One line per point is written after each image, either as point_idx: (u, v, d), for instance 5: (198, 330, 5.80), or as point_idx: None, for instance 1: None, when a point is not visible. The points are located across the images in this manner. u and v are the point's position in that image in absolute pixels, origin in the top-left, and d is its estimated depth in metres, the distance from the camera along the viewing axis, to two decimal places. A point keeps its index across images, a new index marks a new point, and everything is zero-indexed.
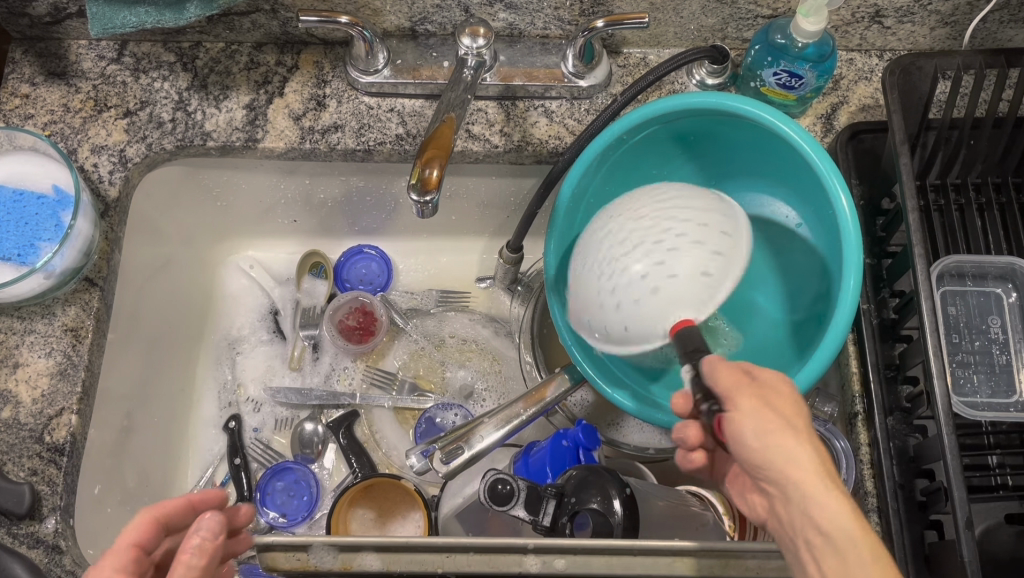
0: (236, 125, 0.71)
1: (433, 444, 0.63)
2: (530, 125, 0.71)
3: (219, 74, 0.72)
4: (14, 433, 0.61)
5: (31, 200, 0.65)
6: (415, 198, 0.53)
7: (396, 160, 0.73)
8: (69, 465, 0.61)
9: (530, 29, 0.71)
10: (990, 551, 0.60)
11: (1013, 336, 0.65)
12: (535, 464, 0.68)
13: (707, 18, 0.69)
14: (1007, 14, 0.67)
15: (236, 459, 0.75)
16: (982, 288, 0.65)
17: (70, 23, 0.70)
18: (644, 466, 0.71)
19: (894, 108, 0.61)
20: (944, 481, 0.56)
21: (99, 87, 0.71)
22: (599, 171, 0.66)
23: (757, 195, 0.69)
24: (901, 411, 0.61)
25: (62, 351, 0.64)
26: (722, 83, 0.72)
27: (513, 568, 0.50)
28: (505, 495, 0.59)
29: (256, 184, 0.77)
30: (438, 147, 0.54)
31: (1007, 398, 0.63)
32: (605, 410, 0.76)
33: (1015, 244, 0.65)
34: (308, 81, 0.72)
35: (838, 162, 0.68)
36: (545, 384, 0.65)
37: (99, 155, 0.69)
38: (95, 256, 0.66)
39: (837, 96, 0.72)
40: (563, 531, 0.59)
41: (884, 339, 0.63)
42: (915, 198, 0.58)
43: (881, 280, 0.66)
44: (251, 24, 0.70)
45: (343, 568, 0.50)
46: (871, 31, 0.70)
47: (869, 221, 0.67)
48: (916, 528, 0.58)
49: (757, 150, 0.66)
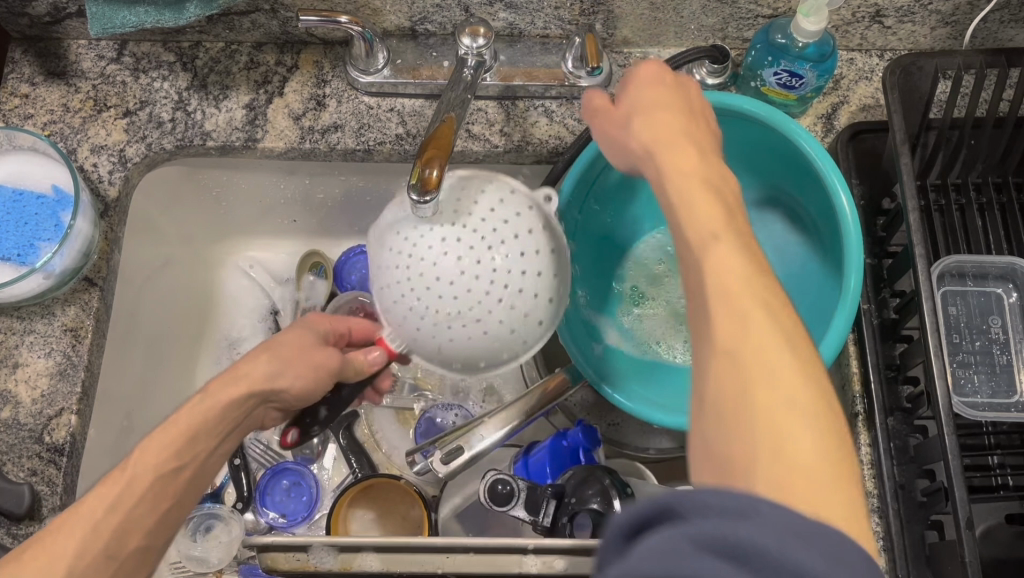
0: (236, 124, 0.71)
1: (433, 444, 0.63)
2: (530, 125, 0.71)
3: (219, 74, 0.72)
4: (14, 433, 0.61)
5: (31, 200, 0.65)
6: (415, 197, 0.50)
7: (396, 160, 0.73)
8: (69, 465, 0.61)
9: (530, 29, 0.71)
10: (990, 552, 0.60)
11: (1013, 336, 0.65)
12: (535, 464, 0.68)
13: (707, 18, 0.69)
14: (1007, 14, 0.67)
15: (236, 459, 0.74)
16: (983, 288, 0.65)
17: (70, 23, 0.70)
18: (644, 466, 0.72)
19: (894, 108, 0.61)
20: (944, 481, 0.56)
21: (98, 87, 0.71)
22: (599, 171, 0.66)
23: (758, 196, 0.70)
24: (901, 410, 0.61)
25: (62, 351, 0.63)
26: (722, 83, 0.72)
27: (512, 569, 0.50)
28: (505, 495, 0.59)
29: (257, 183, 0.77)
30: (438, 147, 0.54)
31: (1008, 398, 0.63)
32: (607, 409, 0.75)
33: (1015, 244, 0.65)
34: (308, 81, 0.72)
35: (838, 162, 0.68)
36: (546, 382, 0.64)
37: (98, 155, 0.69)
38: (95, 255, 0.66)
39: (838, 95, 0.71)
40: (563, 532, 0.58)
41: (884, 339, 0.63)
42: (914, 198, 0.58)
43: (882, 280, 0.66)
44: (250, 24, 0.70)
45: (343, 569, 0.50)
46: (871, 31, 0.70)
47: (870, 222, 0.67)
48: (916, 528, 0.58)
49: (755, 150, 0.66)
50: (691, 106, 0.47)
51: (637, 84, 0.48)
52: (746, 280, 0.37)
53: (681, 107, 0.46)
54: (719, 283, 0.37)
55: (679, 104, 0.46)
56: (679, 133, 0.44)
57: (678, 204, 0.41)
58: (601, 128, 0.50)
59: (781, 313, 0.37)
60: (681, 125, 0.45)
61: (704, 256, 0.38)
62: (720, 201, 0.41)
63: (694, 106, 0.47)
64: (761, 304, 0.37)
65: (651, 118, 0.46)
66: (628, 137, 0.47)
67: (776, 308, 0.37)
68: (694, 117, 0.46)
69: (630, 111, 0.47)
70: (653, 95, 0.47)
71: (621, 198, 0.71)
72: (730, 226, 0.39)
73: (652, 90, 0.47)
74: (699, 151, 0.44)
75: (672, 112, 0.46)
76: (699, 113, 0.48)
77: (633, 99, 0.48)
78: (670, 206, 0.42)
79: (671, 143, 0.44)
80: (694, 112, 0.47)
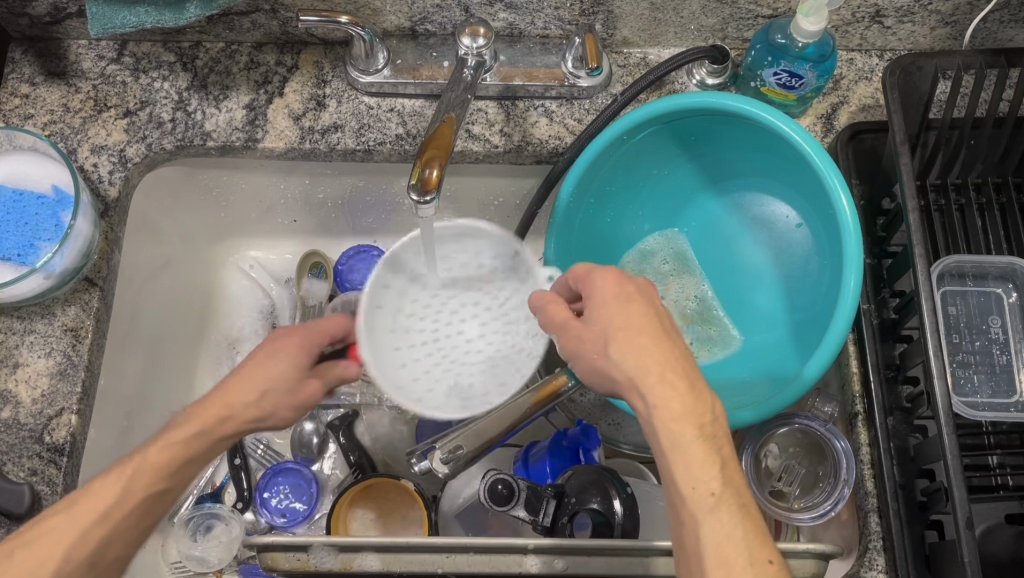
0: (236, 125, 0.71)
1: (433, 443, 0.62)
2: (530, 125, 0.71)
3: (219, 74, 0.72)
4: (14, 432, 0.61)
5: (31, 200, 0.65)
6: (415, 197, 0.53)
7: (396, 161, 0.73)
8: (69, 465, 0.61)
9: (530, 29, 0.71)
10: (990, 552, 0.60)
11: (1013, 336, 0.65)
12: (535, 465, 0.68)
13: (707, 18, 0.69)
14: (1006, 14, 0.67)
15: (235, 459, 0.74)
16: (983, 288, 0.65)
17: (70, 24, 0.70)
18: (644, 466, 0.72)
19: (893, 108, 0.61)
20: (944, 481, 0.56)
21: (99, 87, 0.71)
22: (597, 172, 0.66)
23: (756, 195, 0.70)
24: (901, 410, 0.61)
25: (62, 351, 0.64)
26: (722, 83, 0.72)
27: (513, 569, 0.50)
28: (505, 496, 0.59)
29: (257, 183, 0.77)
30: (438, 146, 0.54)
31: (1007, 398, 0.63)
32: (608, 409, 0.75)
33: (1015, 244, 0.65)
34: (308, 81, 0.72)
35: (838, 162, 0.68)
36: (546, 383, 0.64)
37: (98, 155, 0.69)
38: (95, 256, 0.66)
39: (838, 96, 0.72)
40: (563, 532, 0.58)
41: (884, 339, 0.63)
42: (914, 198, 0.58)
43: (881, 280, 0.66)
44: (251, 24, 0.70)
45: (343, 568, 0.50)
46: (871, 31, 0.70)
47: (870, 222, 0.67)
48: (916, 528, 0.58)
49: (756, 151, 0.66)
50: (660, 323, 0.47)
51: (605, 303, 0.48)
52: (741, 548, 0.41)
53: (656, 329, 0.46)
54: (719, 555, 0.41)
55: (656, 325, 0.46)
56: (668, 362, 0.45)
57: (676, 459, 0.43)
58: (565, 341, 0.50)
59: None
60: (635, 316, 0.47)
61: (702, 522, 0.41)
62: (716, 452, 0.43)
63: (663, 318, 0.48)
64: (748, 554, 0.40)
65: (629, 344, 0.46)
66: (609, 366, 0.46)
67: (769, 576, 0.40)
68: (665, 331, 0.47)
69: (605, 334, 0.47)
70: (623, 316, 0.47)
71: (619, 198, 0.71)
72: (726, 484, 0.42)
73: (620, 309, 0.47)
74: (691, 391, 0.44)
75: (657, 341, 0.46)
76: (670, 317, 0.48)
77: (604, 321, 0.47)
78: (664, 454, 0.43)
79: (661, 380, 0.44)
80: (668, 327, 0.47)
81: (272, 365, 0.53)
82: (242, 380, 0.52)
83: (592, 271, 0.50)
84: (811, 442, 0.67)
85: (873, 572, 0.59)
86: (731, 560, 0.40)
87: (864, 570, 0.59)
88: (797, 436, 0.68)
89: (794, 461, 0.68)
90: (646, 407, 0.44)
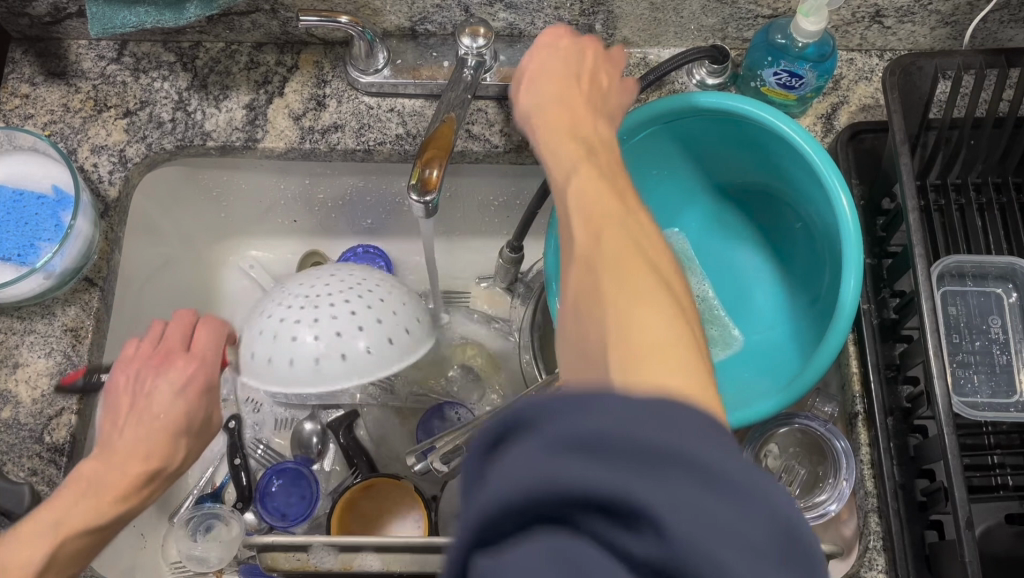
0: (236, 125, 0.71)
1: (433, 444, 0.62)
2: None
3: (219, 74, 0.72)
4: (14, 433, 0.61)
5: (31, 200, 0.65)
6: (416, 198, 0.53)
7: (396, 161, 0.73)
8: (70, 465, 0.61)
9: (530, 29, 0.71)
10: (990, 552, 0.60)
11: (1013, 336, 0.65)
12: None
13: (707, 18, 0.69)
14: (1006, 14, 0.67)
15: (236, 459, 0.74)
16: (983, 288, 0.65)
17: (70, 23, 0.70)
18: None
19: (894, 108, 0.61)
20: (944, 481, 0.56)
21: (99, 87, 0.71)
22: None
23: (756, 194, 0.70)
24: (901, 410, 0.61)
25: (62, 351, 0.64)
26: (722, 83, 0.72)
27: None
28: None
29: (257, 183, 0.77)
30: (438, 146, 0.54)
31: (1008, 398, 0.63)
32: None
33: (1015, 243, 0.65)
34: (308, 81, 0.72)
35: (838, 162, 0.68)
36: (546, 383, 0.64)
37: (98, 155, 0.69)
38: (95, 255, 0.66)
39: (838, 96, 0.72)
40: None
41: (884, 339, 0.63)
42: (914, 198, 0.58)
43: (882, 280, 0.66)
44: (251, 24, 0.70)
45: (343, 568, 0.50)
46: (871, 31, 0.70)
47: (870, 221, 0.67)
48: (916, 528, 0.58)
49: (756, 151, 0.66)
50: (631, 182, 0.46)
51: (541, 87, 0.52)
52: (606, 202, 0.42)
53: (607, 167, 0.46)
54: (590, 208, 0.42)
55: (580, 96, 0.51)
56: (591, 146, 0.47)
57: (561, 179, 0.45)
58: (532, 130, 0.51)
59: (655, 256, 0.39)
60: (570, 94, 0.51)
61: (567, 187, 0.44)
62: (640, 257, 0.39)
63: (585, 90, 0.52)
64: (632, 248, 0.39)
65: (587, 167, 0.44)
66: (528, 108, 0.51)
67: (642, 248, 0.39)
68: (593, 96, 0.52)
69: (535, 105, 0.51)
70: (545, 90, 0.51)
71: None
72: (613, 195, 0.43)
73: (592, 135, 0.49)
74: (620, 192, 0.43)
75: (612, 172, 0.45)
76: (596, 102, 0.52)
77: (535, 92, 0.52)
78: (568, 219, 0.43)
79: (567, 131, 0.48)
80: (582, 87, 0.52)
81: (172, 414, 0.56)
82: (136, 434, 0.55)
83: (531, 60, 0.54)
84: (811, 442, 0.68)
85: (873, 572, 0.59)
86: (612, 248, 0.39)
87: (864, 570, 0.59)
88: (796, 436, 0.68)
89: (794, 461, 0.68)
90: (563, 185, 0.44)
